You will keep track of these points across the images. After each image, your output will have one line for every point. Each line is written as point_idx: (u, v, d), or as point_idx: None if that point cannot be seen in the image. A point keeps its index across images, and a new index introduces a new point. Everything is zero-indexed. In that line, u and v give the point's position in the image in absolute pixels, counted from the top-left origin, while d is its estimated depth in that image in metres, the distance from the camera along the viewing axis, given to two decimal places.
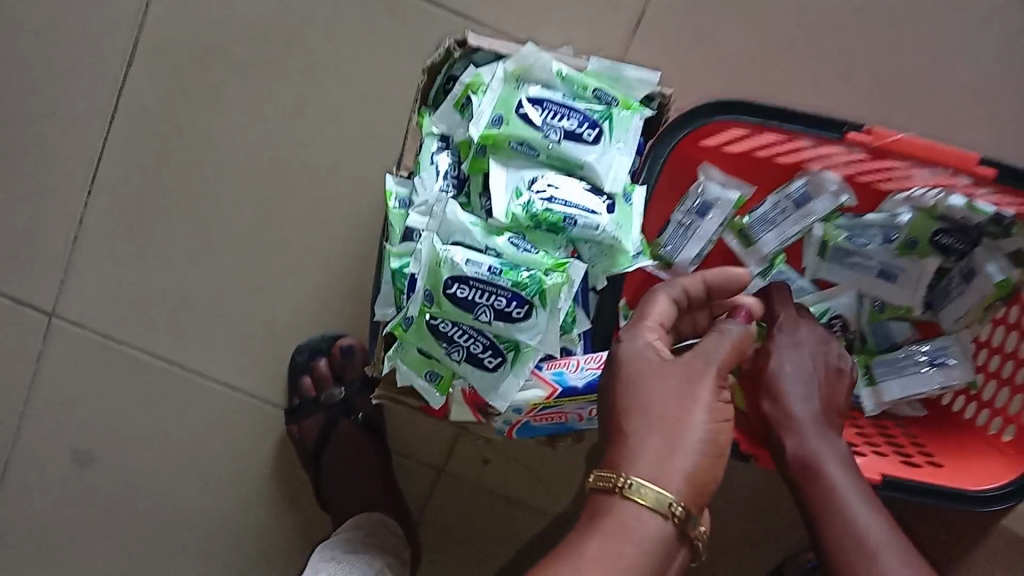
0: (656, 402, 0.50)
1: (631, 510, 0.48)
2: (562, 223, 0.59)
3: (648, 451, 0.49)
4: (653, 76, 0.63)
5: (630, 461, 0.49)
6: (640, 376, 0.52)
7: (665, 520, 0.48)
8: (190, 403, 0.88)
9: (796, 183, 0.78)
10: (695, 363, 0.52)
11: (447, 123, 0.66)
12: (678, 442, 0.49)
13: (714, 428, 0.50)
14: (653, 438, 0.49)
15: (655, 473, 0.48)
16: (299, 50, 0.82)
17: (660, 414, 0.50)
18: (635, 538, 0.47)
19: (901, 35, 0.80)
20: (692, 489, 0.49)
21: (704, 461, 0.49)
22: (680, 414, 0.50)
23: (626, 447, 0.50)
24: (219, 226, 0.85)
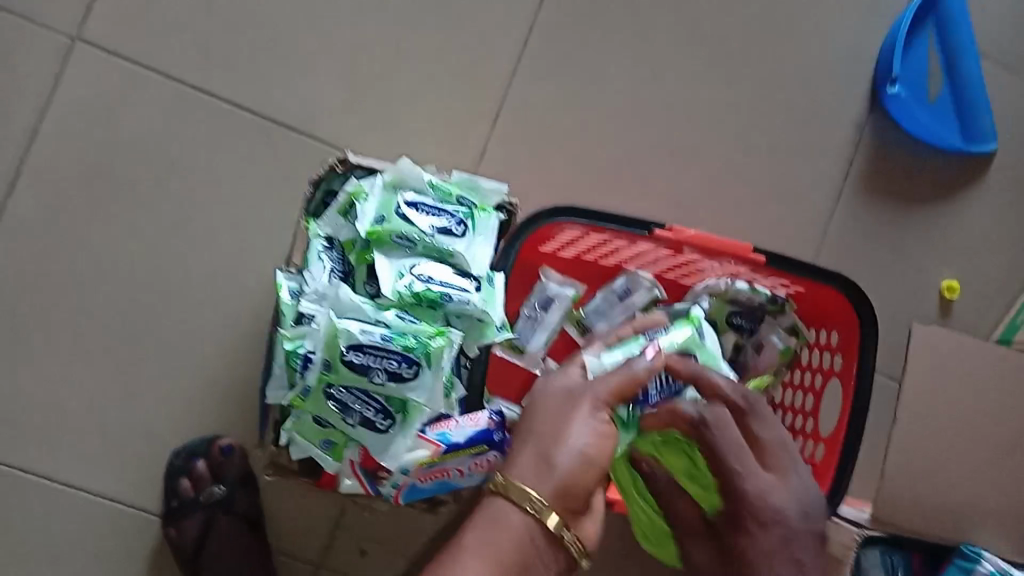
0: (535, 421, 0.64)
1: (505, 507, 0.60)
2: (439, 299, 0.71)
3: (524, 460, 0.62)
4: (502, 186, 0.78)
5: (508, 468, 0.62)
6: (535, 402, 0.65)
7: (524, 514, 0.60)
8: (58, 515, 0.87)
9: (619, 280, 0.93)
10: (578, 395, 0.65)
11: (330, 226, 0.76)
12: (554, 450, 0.61)
13: (592, 442, 0.63)
14: (528, 451, 0.62)
15: (529, 477, 0.60)
16: (183, 173, 0.91)
17: (544, 429, 0.63)
18: (501, 524, 0.59)
19: (688, 164, 1.02)
20: (559, 493, 0.60)
21: (576, 464, 0.61)
22: (559, 428, 0.63)
23: (507, 459, 0.63)
24: (96, 336, 0.89)
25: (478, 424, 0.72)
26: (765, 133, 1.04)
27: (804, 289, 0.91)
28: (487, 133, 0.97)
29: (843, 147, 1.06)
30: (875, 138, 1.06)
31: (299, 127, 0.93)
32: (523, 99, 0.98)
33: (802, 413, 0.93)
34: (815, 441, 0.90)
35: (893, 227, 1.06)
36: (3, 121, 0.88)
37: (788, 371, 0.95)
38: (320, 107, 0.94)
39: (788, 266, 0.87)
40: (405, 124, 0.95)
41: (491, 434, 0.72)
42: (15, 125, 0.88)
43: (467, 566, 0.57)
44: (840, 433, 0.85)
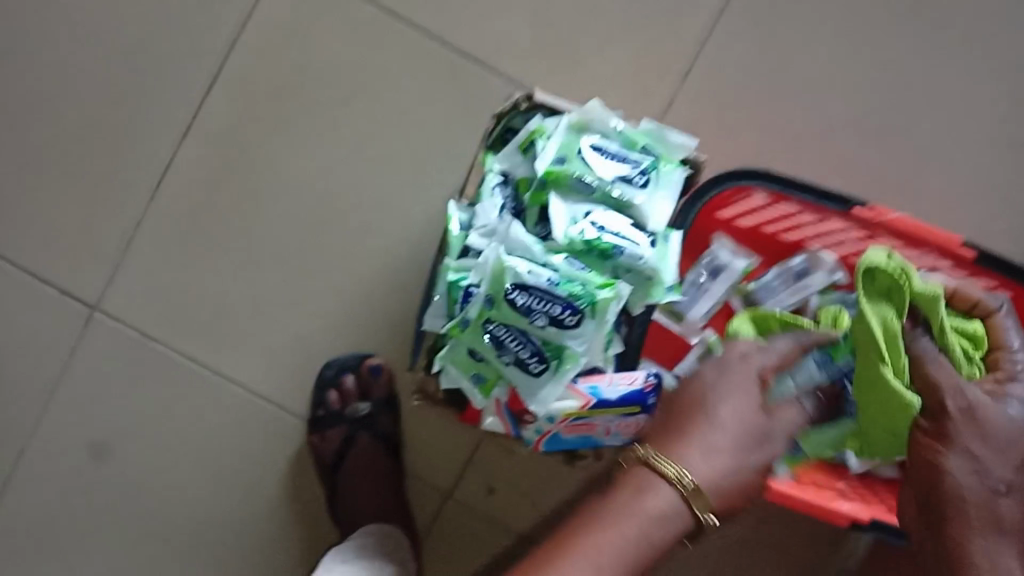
0: (727, 414, 0.62)
1: (661, 490, 0.59)
2: (610, 248, 0.69)
3: (695, 450, 0.60)
4: (692, 140, 0.74)
5: (683, 457, 0.60)
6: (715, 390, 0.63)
7: (684, 508, 0.59)
8: (215, 407, 0.92)
9: (797, 258, 0.86)
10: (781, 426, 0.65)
11: (509, 162, 0.75)
12: (711, 452, 0.60)
13: (750, 455, 0.62)
14: (704, 450, 0.60)
15: (692, 463, 0.59)
16: (367, 95, 0.92)
17: (722, 423, 0.62)
18: (654, 510, 0.58)
19: (892, 141, 0.93)
20: (716, 486, 0.60)
21: (754, 479, 0.62)
22: (733, 425, 0.62)
23: (676, 442, 0.61)
24: (269, 244, 0.92)
25: (632, 384, 0.71)
26: (986, 119, 0.94)
27: None
28: (674, 86, 0.92)
29: None
30: None
31: (482, 63, 0.92)
32: (717, 54, 0.92)
33: None
34: None
35: None
36: (207, 24, 0.91)
37: None
38: (506, 44, 0.92)
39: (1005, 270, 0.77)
40: (590, 68, 0.92)
41: (646, 397, 0.70)
42: (219, 31, 0.91)
43: (604, 537, 0.57)
44: None
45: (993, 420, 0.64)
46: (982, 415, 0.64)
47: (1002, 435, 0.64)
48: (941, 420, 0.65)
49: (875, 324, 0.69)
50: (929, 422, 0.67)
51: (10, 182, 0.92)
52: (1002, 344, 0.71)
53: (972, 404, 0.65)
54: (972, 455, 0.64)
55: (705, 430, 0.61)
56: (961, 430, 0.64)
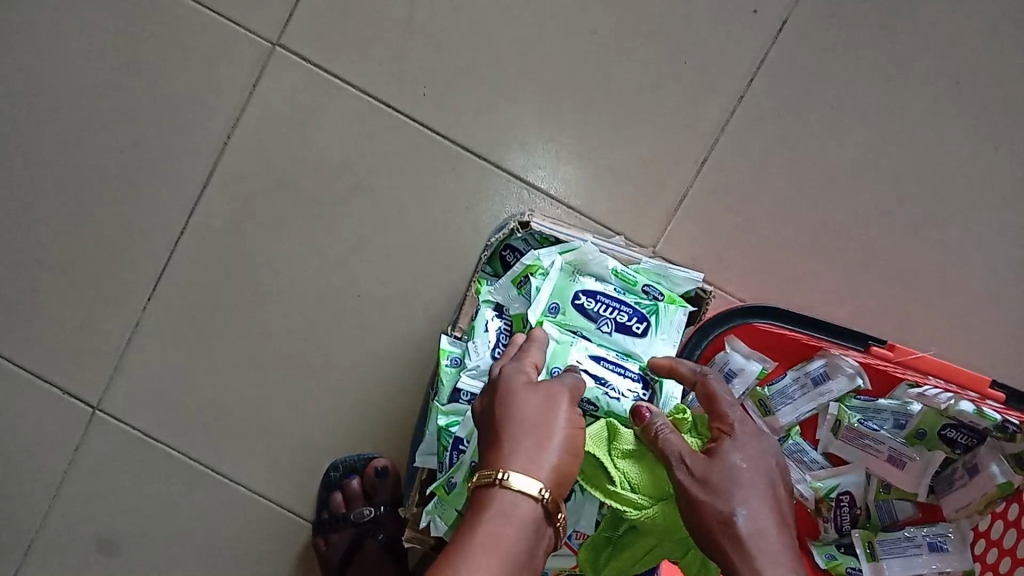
0: (522, 411, 0.56)
1: (510, 499, 0.52)
2: (598, 398, 0.63)
3: (521, 451, 0.54)
4: (696, 276, 0.69)
5: (505, 459, 0.54)
6: (512, 392, 0.57)
7: (536, 502, 0.52)
8: (217, 507, 0.91)
9: (817, 362, 0.83)
10: (554, 386, 0.58)
11: (503, 295, 0.71)
12: (543, 439, 0.55)
13: (574, 430, 0.56)
14: (524, 438, 0.54)
15: (525, 467, 0.53)
16: (365, 189, 0.87)
17: (526, 419, 0.56)
18: (512, 519, 0.51)
19: (927, 236, 0.86)
20: (558, 479, 0.54)
21: (566, 456, 0.55)
22: (545, 419, 0.56)
23: (498, 451, 0.54)
24: (268, 344, 0.89)
25: None
26: None
27: None
28: (689, 179, 0.86)
29: None
30: None
31: (485, 155, 0.86)
32: (738, 145, 0.86)
33: (996, 546, 0.79)
34: None
35: None
36: (202, 119, 0.88)
37: (1001, 501, 0.79)
38: (512, 135, 0.86)
39: None
40: (601, 161, 0.86)
41: None
42: (212, 125, 0.88)
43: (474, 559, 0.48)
44: None
45: (715, 464, 0.56)
46: (701, 462, 0.56)
47: (730, 471, 0.55)
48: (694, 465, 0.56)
49: (620, 474, 0.60)
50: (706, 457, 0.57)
51: (9, 279, 0.90)
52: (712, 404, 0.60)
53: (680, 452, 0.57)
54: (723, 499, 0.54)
55: (523, 424, 0.55)
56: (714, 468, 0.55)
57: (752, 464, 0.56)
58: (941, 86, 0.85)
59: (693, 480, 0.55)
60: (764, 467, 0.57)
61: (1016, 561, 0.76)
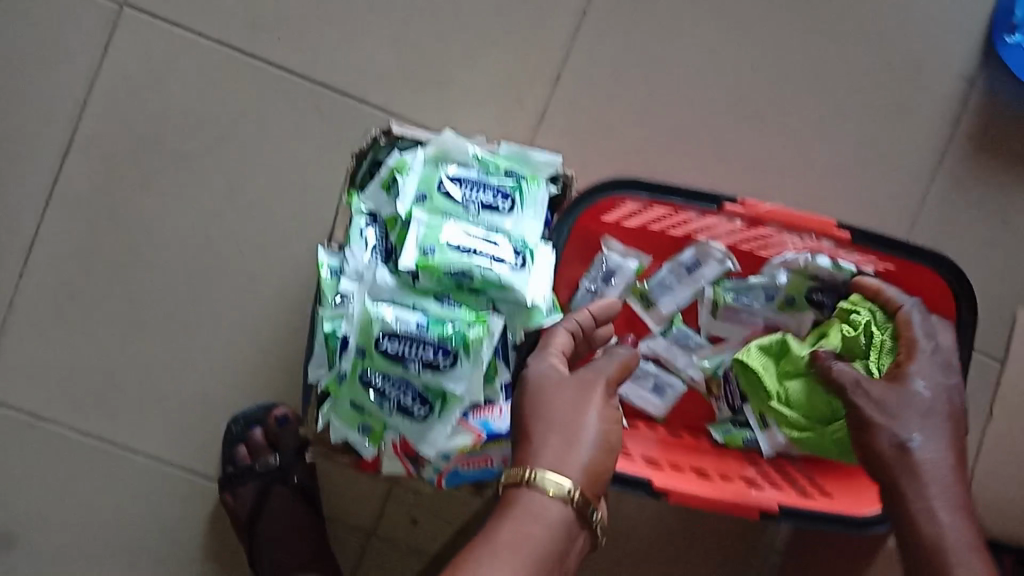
0: (555, 411, 0.62)
1: (538, 497, 0.58)
2: (473, 270, 0.65)
3: (550, 449, 0.60)
4: (556, 158, 0.72)
5: (534, 459, 0.60)
6: (543, 390, 0.63)
7: (565, 504, 0.58)
8: (118, 480, 0.89)
9: (687, 252, 0.89)
10: (587, 377, 0.65)
11: (375, 201, 0.73)
12: (575, 436, 0.61)
13: (605, 428, 0.62)
14: (551, 437, 0.61)
15: (556, 466, 0.59)
16: (232, 138, 0.88)
17: (560, 418, 0.62)
18: (539, 518, 0.57)
19: (770, 122, 0.93)
20: (588, 478, 0.59)
21: (596, 453, 0.61)
22: (576, 417, 0.62)
23: (528, 449, 0.61)
24: (153, 305, 0.89)
25: None
26: (861, 87, 0.94)
27: (895, 268, 0.83)
28: (547, 94, 0.91)
29: (950, 105, 0.94)
30: (981, 95, 0.94)
31: (348, 91, 0.89)
32: (585, 57, 0.91)
33: None
34: None
35: (1004, 199, 0.95)
36: (54, 87, 0.87)
37: None
38: (372, 69, 0.89)
39: (884, 245, 0.77)
40: (461, 86, 0.90)
41: None
42: (68, 92, 0.87)
43: (500, 555, 0.55)
44: None
45: (895, 394, 0.69)
46: (903, 396, 0.69)
47: (921, 405, 0.68)
48: (878, 400, 0.69)
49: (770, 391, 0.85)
50: (863, 393, 0.70)
51: None
52: (909, 336, 0.74)
53: (861, 384, 0.71)
54: (897, 430, 0.68)
55: (550, 426, 0.61)
56: (895, 403, 0.69)
57: (936, 398, 0.69)
58: None
59: (871, 403, 0.69)
60: (946, 393, 0.69)
61: None
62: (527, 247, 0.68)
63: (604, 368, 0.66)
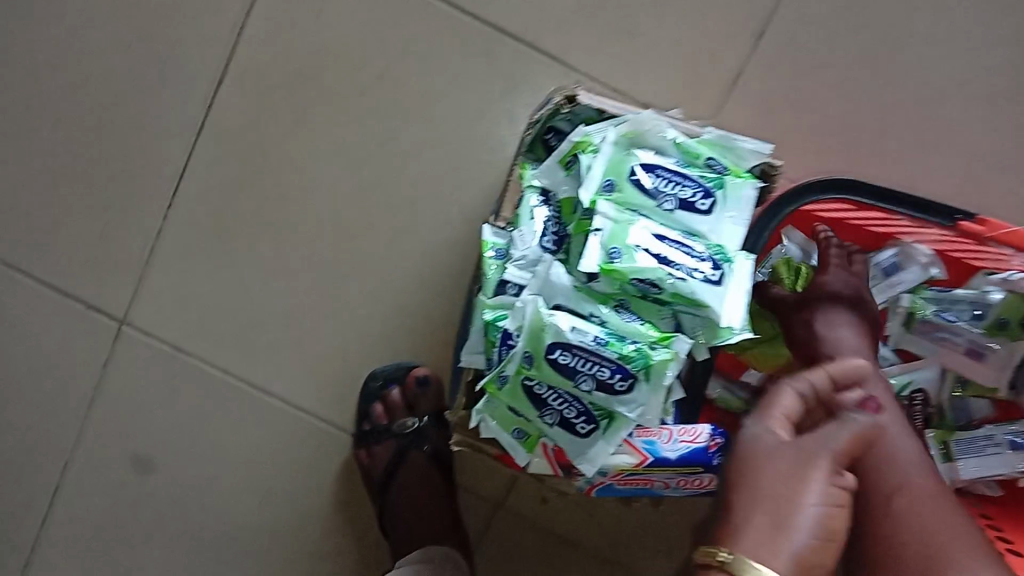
0: (767, 483, 0.54)
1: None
2: (663, 280, 0.57)
3: (752, 526, 0.52)
4: (766, 148, 0.61)
5: (733, 538, 0.52)
6: (756, 458, 0.56)
7: None
8: (254, 421, 0.88)
9: (886, 252, 0.77)
10: (810, 449, 0.56)
11: (550, 178, 0.64)
12: (789, 517, 0.52)
13: (827, 510, 0.53)
14: (756, 515, 0.53)
15: (758, 551, 0.51)
16: (391, 77, 0.81)
17: (771, 492, 0.54)
18: None
19: (1008, 109, 0.79)
20: (799, 570, 0.51)
21: (814, 543, 0.52)
22: (792, 493, 0.53)
23: (728, 526, 0.53)
24: (297, 249, 0.85)
25: (693, 442, 0.62)
26: None
27: None
28: (746, 55, 0.79)
29: None
30: None
31: (520, 36, 0.80)
32: (798, 13, 0.78)
33: None
34: None
35: None
36: (214, 7, 0.81)
37: None
38: (547, 12, 0.79)
39: None
40: (647, 38, 0.79)
41: (710, 457, 0.62)
42: (226, 15, 0.81)
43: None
44: None
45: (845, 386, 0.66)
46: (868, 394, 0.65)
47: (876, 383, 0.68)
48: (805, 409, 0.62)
49: None
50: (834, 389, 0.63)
51: (24, 190, 0.86)
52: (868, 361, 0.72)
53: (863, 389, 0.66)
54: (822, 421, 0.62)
55: (758, 498, 0.54)
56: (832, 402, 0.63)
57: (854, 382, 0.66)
58: None
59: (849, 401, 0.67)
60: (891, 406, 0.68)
61: None
62: (724, 254, 0.59)
63: (834, 440, 0.58)
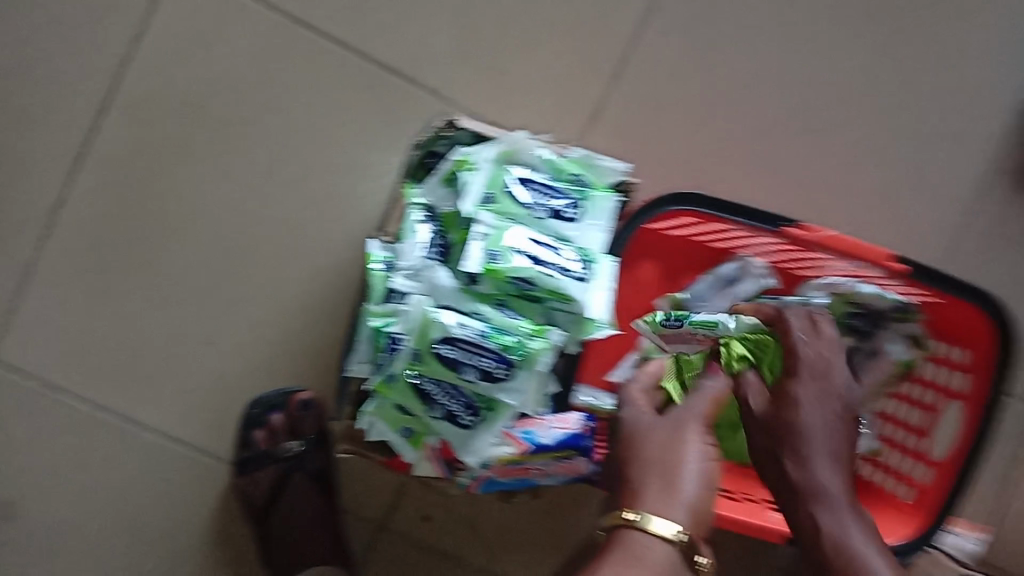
0: (647, 450, 0.65)
1: (646, 539, 0.60)
2: (538, 278, 0.63)
3: (652, 493, 0.62)
4: (623, 168, 0.71)
5: (636, 501, 0.62)
6: (635, 433, 0.67)
7: (670, 545, 0.60)
8: (131, 454, 0.86)
9: (728, 265, 0.87)
10: (676, 418, 0.67)
11: (434, 197, 0.70)
12: (673, 478, 0.63)
13: (704, 463, 0.65)
14: (651, 481, 0.63)
15: (657, 507, 0.61)
16: (275, 110, 0.85)
17: (652, 459, 0.65)
18: (641, 559, 0.59)
19: (831, 142, 0.90)
20: (691, 518, 0.62)
21: (699, 492, 0.63)
22: (673, 457, 0.64)
23: (628, 490, 0.63)
24: (179, 277, 0.86)
25: (567, 428, 0.69)
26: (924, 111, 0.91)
27: (944, 303, 0.82)
28: (604, 92, 0.88)
29: (1008, 138, 0.92)
30: None
31: (402, 71, 0.86)
32: (650, 57, 0.88)
33: (905, 427, 0.87)
34: (925, 464, 0.83)
35: None
36: (98, 43, 0.84)
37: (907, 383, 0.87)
38: (427, 50, 0.86)
39: (930, 279, 0.77)
40: (518, 75, 0.87)
41: (580, 440, 0.69)
42: (110, 51, 0.84)
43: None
44: (950, 463, 0.79)
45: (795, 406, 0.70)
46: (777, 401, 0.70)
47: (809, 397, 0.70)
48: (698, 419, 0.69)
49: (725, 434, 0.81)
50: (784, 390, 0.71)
51: None
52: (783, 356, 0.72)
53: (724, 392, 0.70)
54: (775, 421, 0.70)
55: (638, 467, 0.64)
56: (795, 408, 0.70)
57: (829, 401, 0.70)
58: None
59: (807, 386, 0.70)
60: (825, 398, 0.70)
61: (919, 433, 0.85)
62: (590, 257, 0.66)
63: (696, 407, 0.69)
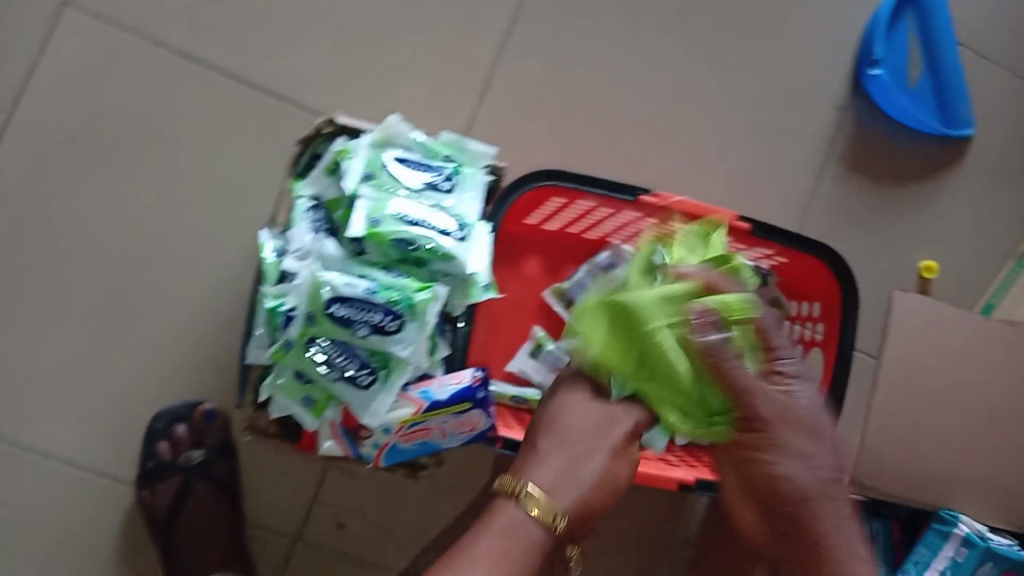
0: (571, 432, 0.69)
1: (519, 514, 0.64)
2: (419, 239, 0.69)
3: (550, 471, 0.67)
4: (490, 151, 0.77)
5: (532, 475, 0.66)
6: (564, 412, 0.70)
7: (546, 528, 0.64)
8: (31, 483, 0.86)
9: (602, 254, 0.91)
10: (616, 414, 0.71)
11: (318, 186, 0.75)
12: (577, 474, 0.67)
13: (609, 472, 0.68)
14: (556, 462, 0.67)
15: (549, 489, 0.66)
16: (164, 137, 0.90)
17: (571, 444, 0.68)
18: (517, 533, 0.63)
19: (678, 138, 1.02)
20: (576, 510, 0.66)
21: (592, 492, 0.67)
22: (587, 451, 0.68)
23: (530, 466, 0.67)
24: (75, 303, 0.88)
25: (460, 382, 0.73)
26: (758, 109, 1.04)
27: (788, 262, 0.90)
28: (474, 106, 0.97)
29: (830, 129, 1.05)
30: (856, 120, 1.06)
31: (284, 97, 0.92)
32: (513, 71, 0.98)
33: None
34: None
35: (883, 208, 1.06)
36: None
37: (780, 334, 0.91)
38: (307, 75, 0.93)
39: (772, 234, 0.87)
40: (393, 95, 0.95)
41: (475, 391, 0.73)
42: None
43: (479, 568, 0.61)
44: None
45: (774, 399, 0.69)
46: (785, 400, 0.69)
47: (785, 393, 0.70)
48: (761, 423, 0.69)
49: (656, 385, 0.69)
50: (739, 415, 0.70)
51: None
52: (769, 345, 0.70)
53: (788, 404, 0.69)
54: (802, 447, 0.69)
55: (552, 451, 0.68)
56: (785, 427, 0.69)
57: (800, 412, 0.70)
58: (668, 16, 1.02)
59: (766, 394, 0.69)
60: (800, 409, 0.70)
61: None
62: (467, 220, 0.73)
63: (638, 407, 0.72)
